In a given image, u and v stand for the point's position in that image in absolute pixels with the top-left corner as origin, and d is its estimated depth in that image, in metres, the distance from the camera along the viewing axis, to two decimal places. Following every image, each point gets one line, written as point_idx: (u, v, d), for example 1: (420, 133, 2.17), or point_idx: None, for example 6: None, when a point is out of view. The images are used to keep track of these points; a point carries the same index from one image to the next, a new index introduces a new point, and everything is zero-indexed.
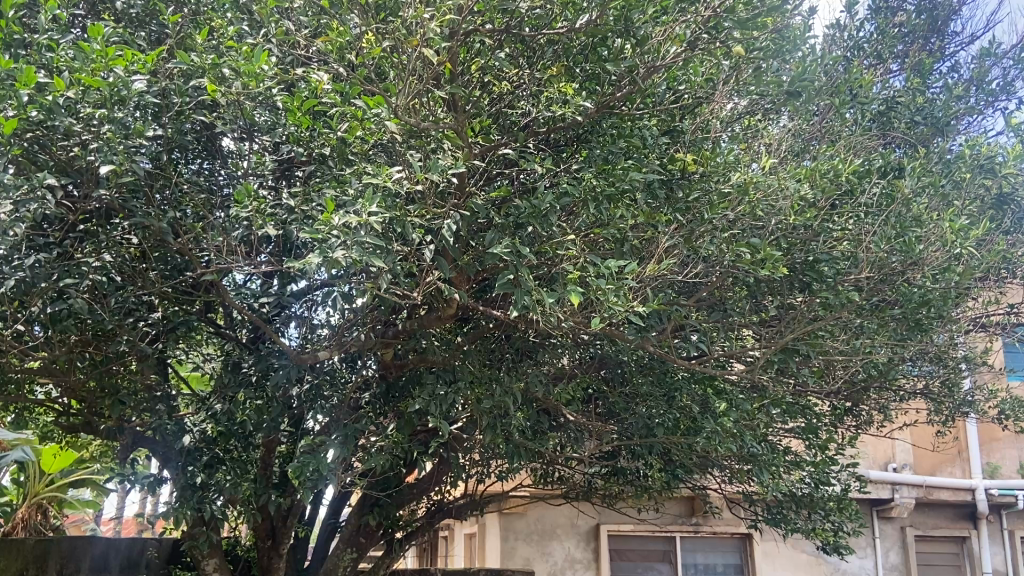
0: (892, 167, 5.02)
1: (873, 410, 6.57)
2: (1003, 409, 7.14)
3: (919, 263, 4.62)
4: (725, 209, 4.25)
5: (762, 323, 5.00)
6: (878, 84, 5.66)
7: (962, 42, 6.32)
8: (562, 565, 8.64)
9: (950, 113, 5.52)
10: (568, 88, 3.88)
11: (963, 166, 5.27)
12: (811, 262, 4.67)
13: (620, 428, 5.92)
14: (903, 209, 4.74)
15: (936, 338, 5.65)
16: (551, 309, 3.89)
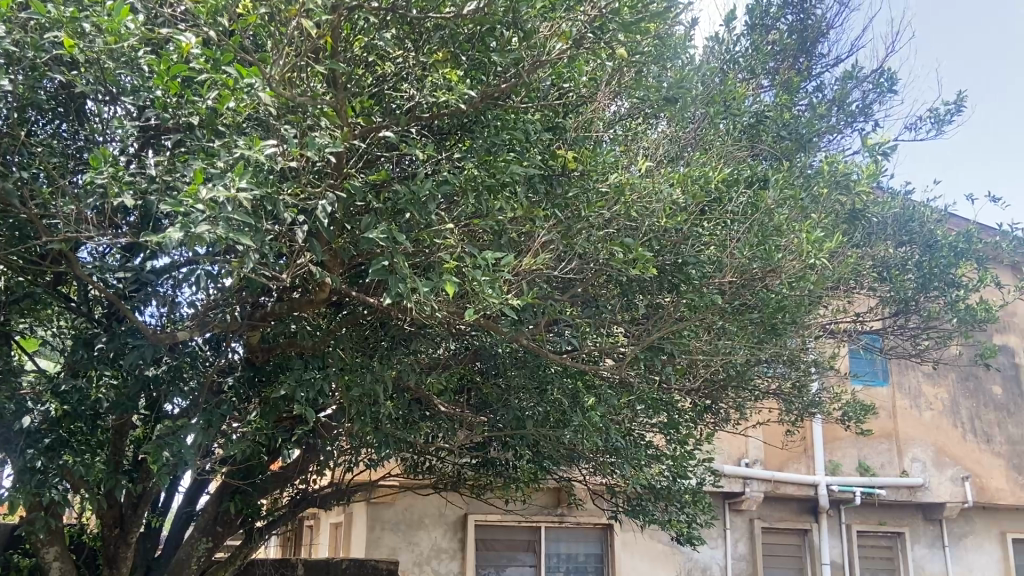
0: (758, 178, 5.27)
1: (730, 408, 6.87)
2: (846, 411, 7.69)
3: (777, 270, 4.94)
4: (602, 208, 4.38)
5: (633, 321, 5.13)
6: (750, 98, 5.95)
7: (828, 64, 6.70)
8: (427, 555, 8.63)
9: (813, 131, 5.81)
10: (453, 75, 3.82)
11: (822, 182, 5.59)
12: (680, 264, 4.82)
13: (491, 420, 5.95)
14: (766, 218, 5.01)
15: (789, 342, 6.00)
16: (427, 298, 3.87)
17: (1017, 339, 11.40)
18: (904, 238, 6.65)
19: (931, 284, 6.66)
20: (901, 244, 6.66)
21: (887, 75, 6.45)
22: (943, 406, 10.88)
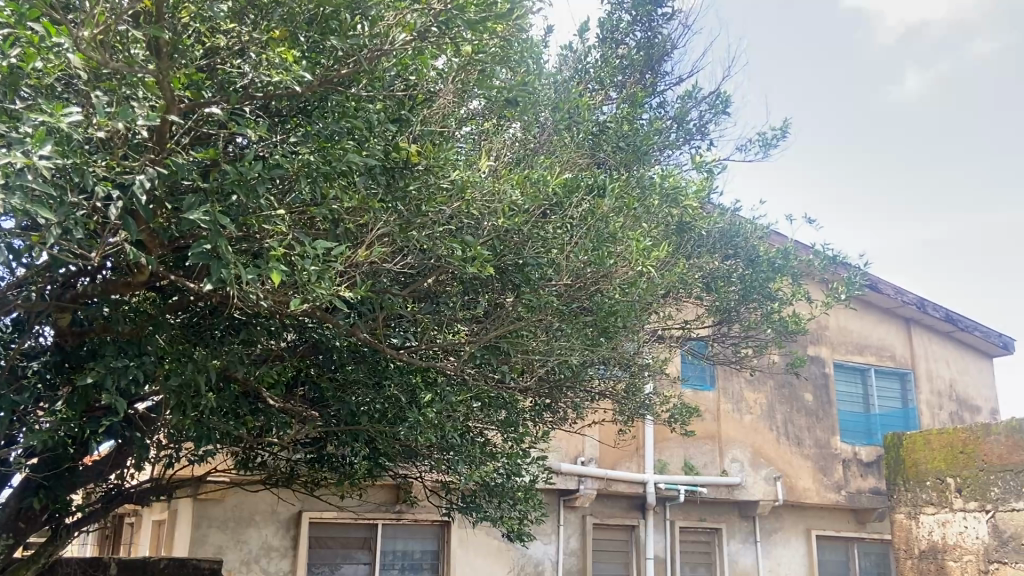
0: (597, 185, 5.44)
1: (568, 408, 7.06)
2: (673, 413, 8.09)
3: (609, 275, 5.13)
4: (442, 204, 4.33)
5: (474, 321, 5.21)
6: (596, 108, 6.20)
7: (671, 83, 7.02)
8: (257, 553, 8.29)
9: (650, 144, 6.03)
10: (289, 55, 3.63)
11: (655, 193, 5.82)
12: (520, 265, 4.90)
13: (325, 414, 5.80)
14: (602, 225, 5.19)
15: (622, 346, 6.22)
16: (252, 285, 3.72)
17: (828, 350, 12.42)
18: (730, 251, 7.16)
19: (751, 295, 7.14)
20: (728, 257, 7.16)
21: (723, 97, 6.84)
22: (761, 410, 11.68)
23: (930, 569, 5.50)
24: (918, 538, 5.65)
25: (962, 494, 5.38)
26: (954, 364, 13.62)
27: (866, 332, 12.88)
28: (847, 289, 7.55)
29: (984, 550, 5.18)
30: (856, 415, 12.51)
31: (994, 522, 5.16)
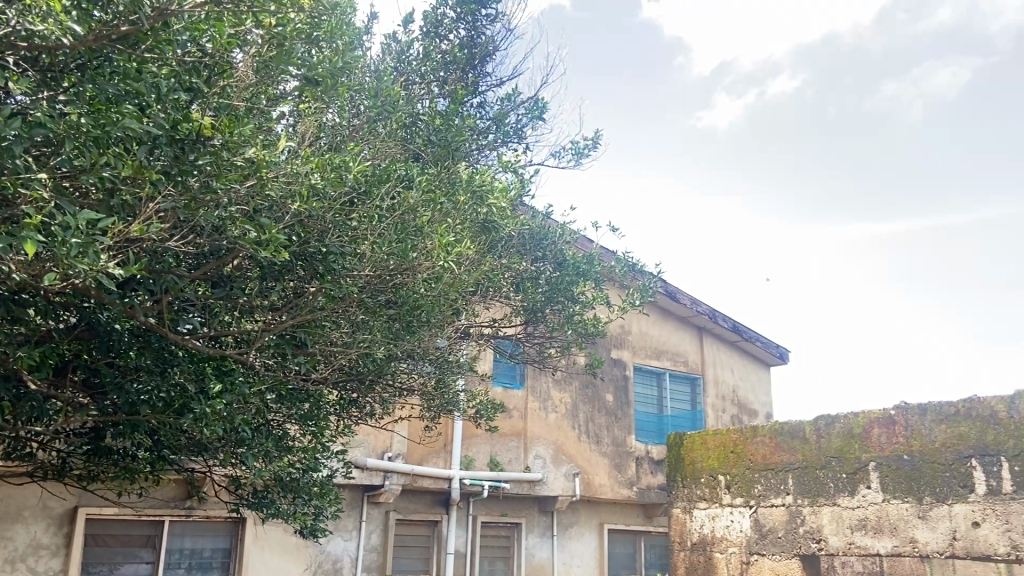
0: (406, 178, 5.38)
1: (375, 403, 6.95)
2: (479, 410, 8.16)
3: (412, 269, 5.08)
4: (236, 182, 4.09)
5: (271, 309, 4.98)
6: (413, 101, 6.27)
7: (492, 84, 7.10)
8: (23, 552, 7.49)
9: (462, 140, 6.03)
10: (57, 4, 3.37)
11: (463, 189, 5.78)
12: (323, 253, 4.74)
13: (100, 402, 5.31)
14: (409, 216, 5.15)
15: (428, 342, 6.15)
16: (5, 254, 3.37)
17: (629, 354, 13.12)
18: (538, 254, 7.41)
19: (555, 297, 7.40)
20: (537, 259, 7.41)
21: (540, 104, 7.03)
22: (566, 409, 12.11)
23: (700, 560, 5.91)
24: (691, 531, 6.04)
25: (730, 490, 5.83)
26: (739, 371, 14.89)
27: (664, 338, 13.73)
28: (642, 296, 8.01)
29: (746, 542, 5.63)
30: (650, 416, 13.30)
31: (755, 516, 5.62)
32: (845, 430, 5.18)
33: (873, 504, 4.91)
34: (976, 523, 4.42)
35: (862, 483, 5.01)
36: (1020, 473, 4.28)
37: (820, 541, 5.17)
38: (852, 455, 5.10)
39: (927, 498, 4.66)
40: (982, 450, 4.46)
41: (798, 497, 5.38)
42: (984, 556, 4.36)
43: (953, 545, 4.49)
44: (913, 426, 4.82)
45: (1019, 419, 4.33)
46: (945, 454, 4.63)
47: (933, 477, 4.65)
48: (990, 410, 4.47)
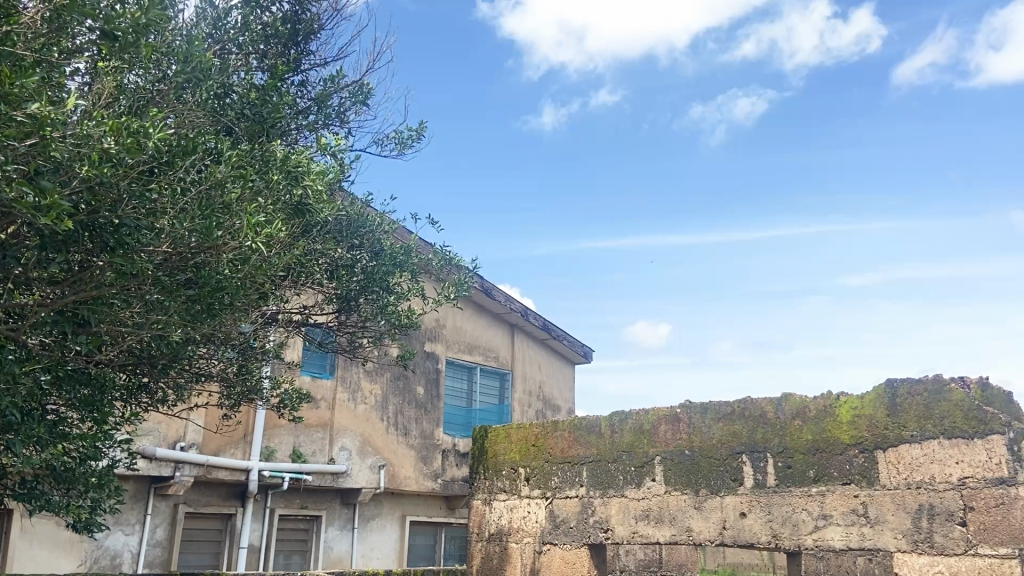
0: (214, 151, 5.09)
1: (168, 389, 6.51)
2: (283, 400, 7.87)
3: (216, 247, 4.82)
4: (11, 139, 3.68)
5: (51, 283, 4.56)
6: (227, 71, 5.94)
7: (314, 63, 6.90)
8: None
9: (278, 117, 5.82)
10: None
11: (276, 166, 5.52)
12: (114, 225, 4.33)
13: None
14: (216, 193, 4.88)
15: (232, 326, 5.84)
16: None
17: (441, 347, 13.21)
18: (355, 242, 7.29)
19: (369, 287, 7.30)
20: (354, 247, 7.27)
21: (365, 90, 6.95)
22: (375, 401, 12.00)
23: (495, 550, 6.07)
24: (489, 521, 6.19)
25: (529, 482, 6.02)
26: (545, 369, 15.58)
27: (477, 333, 13.99)
28: (456, 290, 8.10)
29: (540, 532, 5.84)
30: (459, 409, 13.47)
31: (551, 507, 5.81)
32: (636, 425, 5.43)
33: (657, 495, 5.13)
34: (743, 514, 4.65)
35: (648, 476, 5.23)
36: (783, 467, 4.55)
37: (608, 530, 5.38)
38: (641, 449, 5.33)
39: (703, 489, 4.89)
40: (752, 446, 4.73)
41: (590, 489, 5.57)
42: (748, 544, 4.59)
43: (723, 533, 4.72)
44: (695, 424, 5.08)
45: (785, 418, 4.64)
46: (721, 449, 4.88)
47: (709, 471, 4.90)
48: (761, 410, 4.76)
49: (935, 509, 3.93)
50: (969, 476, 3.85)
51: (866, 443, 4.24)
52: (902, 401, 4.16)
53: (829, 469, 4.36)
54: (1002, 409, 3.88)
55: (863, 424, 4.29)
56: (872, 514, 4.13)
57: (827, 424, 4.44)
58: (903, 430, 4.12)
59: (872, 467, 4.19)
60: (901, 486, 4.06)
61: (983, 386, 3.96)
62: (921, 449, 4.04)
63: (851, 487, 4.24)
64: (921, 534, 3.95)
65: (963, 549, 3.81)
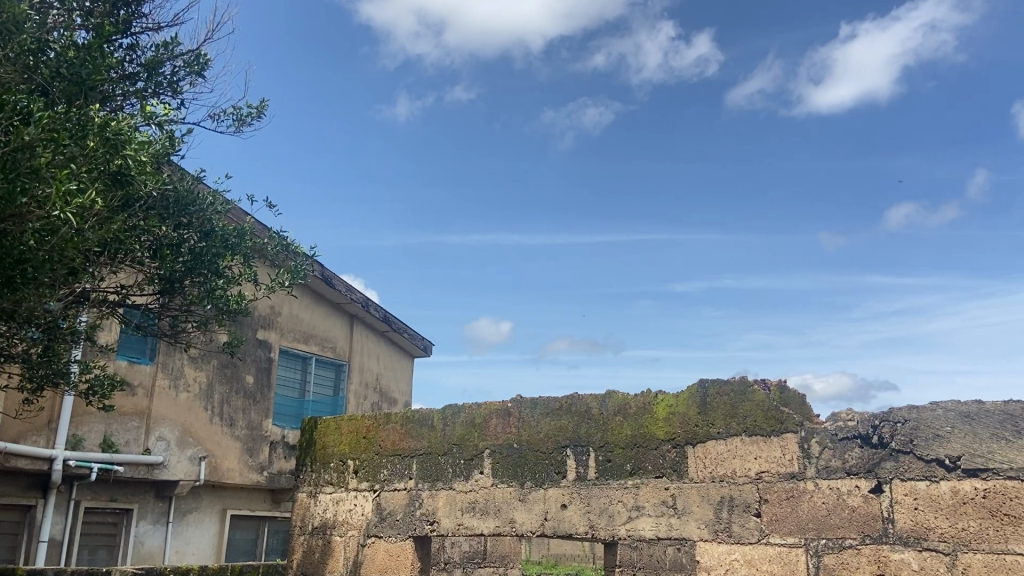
0: (21, 112, 4.62)
1: None
2: (92, 385, 7.30)
3: (20, 216, 4.46)
4: None
5: None
6: (43, 25, 5.44)
7: (147, 27, 6.47)
8: None
9: (98, 80, 5.39)
10: None
11: (95, 132, 5.09)
12: None
13: None
14: (24, 156, 4.39)
15: (41, 304, 5.41)
16: None
17: (275, 336, 12.75)
18: (182, 220, 6.90)
19: (196, 269, 6.92)
20: (180, 226, 6.88)
21: (200, 60, 6.63)
22: (198, 389, 11.41)
23: (318, 544, 6.02)
24: (313, 515, 6.15)
25: (357, 475, 5.94)
26: (382, 360, 15.49)
27: (314, 323, 13.65)
28: (291, 277, 7.86)
29: (365, 526, 5.79)
30: (290, 400, 13.07)
31: (378, 500, 5.77)
32: (467, 419, 5.49)
33: (483, 488, 5.22)
34: (564, 505, 4.84)
35: (476, 468, 5.30)
36: (603, 461, 4.77)
37: (433, 523, 5.41)
38: (470, 442, 5.39)
39: (528, 482, 5.03)
40: (576, 441, 4.92)
41: (419, 482, 5.57)
42: (567, 534, 4.78)
43: (544, 525, 4.88)
44: (524, 418, 5.21)
45: (608, 414, 4.86)
46: (547, 443, 5.03)
47: (534, 464, 5.04)
48: (587, 406, 4.96)
49: (735, 501, 4.25)
50: (765, 470, 4.19)
51: (678, 439, 4.52)
52: (712, 400, 4.48)
53: (644, 463, 4.61)
54: (796, 410, 4.26)
55: (677, 422, 4.56)
56: (680, 505, 4.41)
57: (645, 421, 4.70)
58: (711, 428, 4.43)
59: (682, 462, 4.47)
60: (707, 480, 4.36)
61: (782, 388, 4.34)
62: (725, 445, 4.36)
63: (663, 480, 4.51)
64: (721, 524, 4.26)
65: (757, 538, 4.13)
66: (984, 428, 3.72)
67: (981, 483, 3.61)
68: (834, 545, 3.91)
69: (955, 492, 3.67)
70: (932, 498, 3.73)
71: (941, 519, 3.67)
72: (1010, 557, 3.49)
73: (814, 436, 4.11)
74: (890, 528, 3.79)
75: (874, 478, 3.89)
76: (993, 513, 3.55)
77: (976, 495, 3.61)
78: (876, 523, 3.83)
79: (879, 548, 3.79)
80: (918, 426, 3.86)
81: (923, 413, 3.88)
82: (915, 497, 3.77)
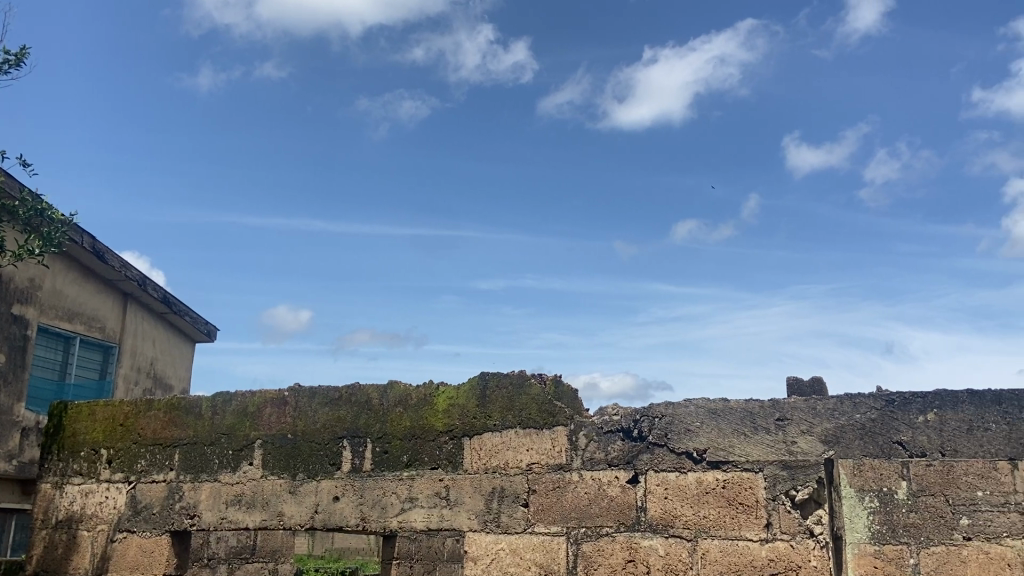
0: None
1: None
2: None
3: None
4: None
5: None
6: None
7: None
8: None
9: None
10: None
11: None
12: None
13: None
14: None
15: None
16: None
17: (33, 312, 11.42)
18: None
19: None
20: None
21: None
22: None
23: (61, 539, 5.47)
24: (58, 507, 5.58)
25: (111, 466, 5.45)
26: (160, 345, 14.49)
27: (83, 300, 12.42)
28: (43, 246, 7.09)
29: (117, 519, 5.32)
30: (48, 383, 11.79)
31: (133, 492, 5.32)
32: (240, 408, 5.16)
33: (252, 480, 4.96)
34: (336, 497, 4.71)
35: (246, 459, 5.02)
36: (379, 452, 4.68)
37: (194, 517, 5.07)
38: (241, 432, 5.08)
39: (300, 474, 4.85)
40: (353, 432, 4.79)
41: (181, 473, 5.19)
42: (337, 527, 4.66)
43: (314, 518, 4.73)
44: (300, 408, 4.99)
45: (387, 405, 4.77)
46: (323, 434, 4.86)
47: (308, 455, 4.86)
48: (367, 396, 4.84)
49: (505, 491, 4.35)
50: (535, 462, 4.33)
51: (456, 431, 4.54)
52: (490, 392, 4.54)
53: (420, 455, 4.59)
54: (568, 404, 4.42)
55: (455, 414, 4.59)
56: (452, 497, 4.44)
57: (424, 412, 4.67)
58: (488, 420, 4.50)
59: (458, 454, 4.50)
60: (481, 471, 4.43)
61: (556, 382, 4.48)
62: (500, 437, 4.44)
63: (438, 472, 4.52)
64: (490, 515, 4.34)
65: (522, 528, 4.25)
66: (727, 424, 4.09)
67: (721, 474, 3.96)
68: (592, 532, 4.11)
69: (700, 482, 4.00)
70: (680, 488, 4.02)
71: (687, 507, 3.98)
72: (742, 542, 3.85)
73: (581, 430, 4.30)
74: (643, 516, 4.05)
75: (631, 469, 4.14)
76: (730, 502, 3.91)
77: (717, 485, 3.95)
78: (630, 512, 4.07)
79: (632, 535, 4.03)
80: (673, 421, 4.16)
81: (678, 410, 4.19)
82: (665, 488, 4.05)
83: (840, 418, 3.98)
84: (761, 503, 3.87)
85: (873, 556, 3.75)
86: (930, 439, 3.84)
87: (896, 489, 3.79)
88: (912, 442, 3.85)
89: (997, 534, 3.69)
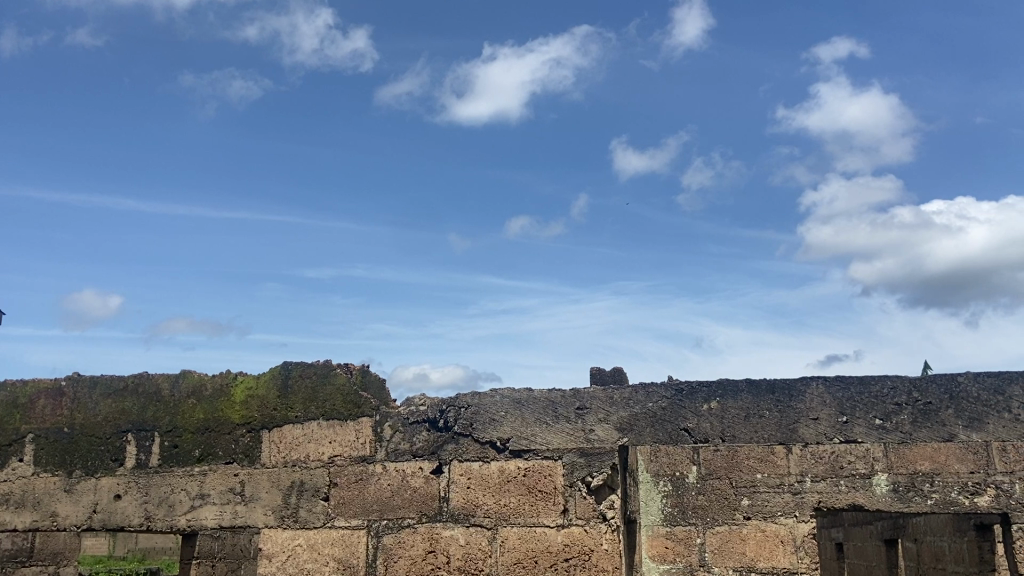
0: None
1: None
2: None
3: None
4: None
5: None
6: None
7: None
8: None
9: None
10: None
11: None
12: None
13: None
14: None
15: None
16: None
17: None
18: None
19: None
20: None
21: None
22: None
23: None
24: None
25: None
26: None
27: None
28: None
29: None
30: None
31: None
32: (8, 399, 4.59)
33: (21, 478, 4.45)
34: (117, 496, 4.32)
35: (15, 455, 4.49)
36: (168, 447, 4.36)
37: None
38: (9, 426, 4.52)
39: (76, 471, 4.40)
40: (139, 425, 4.43)
41: None
42: (118, 527, 4.29)
43: (92, 518, 4.32)
44: (79, 399, 4.53)
45: (179, 396, 4.46)
46: (104, 427, 4.45)
47: (87, 451, 4.42)
48: (156, 386, 4.49)
49: (305, 485, 4.17)
50: (338, 454, 4.20)
51: (254, 423, 4.31)
52: (293, 382, 4.37)
53: (214, 449, 4.31)
54: (375, 395, 4.37)
55: (254, 405, 4.36)
56: (247, 492, 4.20)
57: (219, 404, 4.41)
58: (290, 411, 4.31)
59: (255, 447, 4.27)
60: (278, 465, 4.22)
61: (364, 373, 4.42)
62: (301, 429, 4.27)
63: (232, 467, 4.26)
64: (288, 510, 4.15)
65: (321, 522, 4.10)
66: (530, 413, 4.22)
67: (523, 462, 4.02)
68: (394, 525, 4.04)
69: (501, 471, 4.03)
70: (483, 477, 4.03)
71: (488, 496, 3.99)
72: (539, 529, 3.91)
73: (388, 420, 4.25)
74: (445, 506, 4.02)
75: (435, 459, 4.10)
76: (530, 490, 3.97)
77: (518, 474, 4.00)
78: (433, 503, 4.03)
79: (433, 526, 3.99)
80: (479, 411, 4.23)
81: (484, 400, 4.29)
82: (469, 477, 4.04)
83: (634, 407, 4.27)
84: (559, 490, 3.95)
85: (665, 536, 4.06)
86: (713, 425, 4.24)
87: (688, 473, 4.14)
88: (697, 428, 4.24)
89: (772, 513, 4.04)
